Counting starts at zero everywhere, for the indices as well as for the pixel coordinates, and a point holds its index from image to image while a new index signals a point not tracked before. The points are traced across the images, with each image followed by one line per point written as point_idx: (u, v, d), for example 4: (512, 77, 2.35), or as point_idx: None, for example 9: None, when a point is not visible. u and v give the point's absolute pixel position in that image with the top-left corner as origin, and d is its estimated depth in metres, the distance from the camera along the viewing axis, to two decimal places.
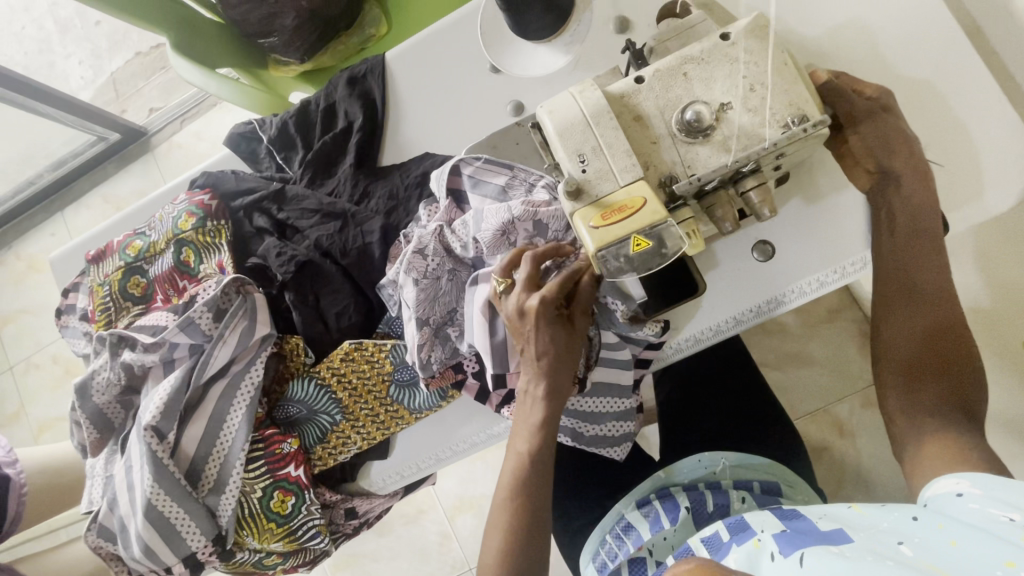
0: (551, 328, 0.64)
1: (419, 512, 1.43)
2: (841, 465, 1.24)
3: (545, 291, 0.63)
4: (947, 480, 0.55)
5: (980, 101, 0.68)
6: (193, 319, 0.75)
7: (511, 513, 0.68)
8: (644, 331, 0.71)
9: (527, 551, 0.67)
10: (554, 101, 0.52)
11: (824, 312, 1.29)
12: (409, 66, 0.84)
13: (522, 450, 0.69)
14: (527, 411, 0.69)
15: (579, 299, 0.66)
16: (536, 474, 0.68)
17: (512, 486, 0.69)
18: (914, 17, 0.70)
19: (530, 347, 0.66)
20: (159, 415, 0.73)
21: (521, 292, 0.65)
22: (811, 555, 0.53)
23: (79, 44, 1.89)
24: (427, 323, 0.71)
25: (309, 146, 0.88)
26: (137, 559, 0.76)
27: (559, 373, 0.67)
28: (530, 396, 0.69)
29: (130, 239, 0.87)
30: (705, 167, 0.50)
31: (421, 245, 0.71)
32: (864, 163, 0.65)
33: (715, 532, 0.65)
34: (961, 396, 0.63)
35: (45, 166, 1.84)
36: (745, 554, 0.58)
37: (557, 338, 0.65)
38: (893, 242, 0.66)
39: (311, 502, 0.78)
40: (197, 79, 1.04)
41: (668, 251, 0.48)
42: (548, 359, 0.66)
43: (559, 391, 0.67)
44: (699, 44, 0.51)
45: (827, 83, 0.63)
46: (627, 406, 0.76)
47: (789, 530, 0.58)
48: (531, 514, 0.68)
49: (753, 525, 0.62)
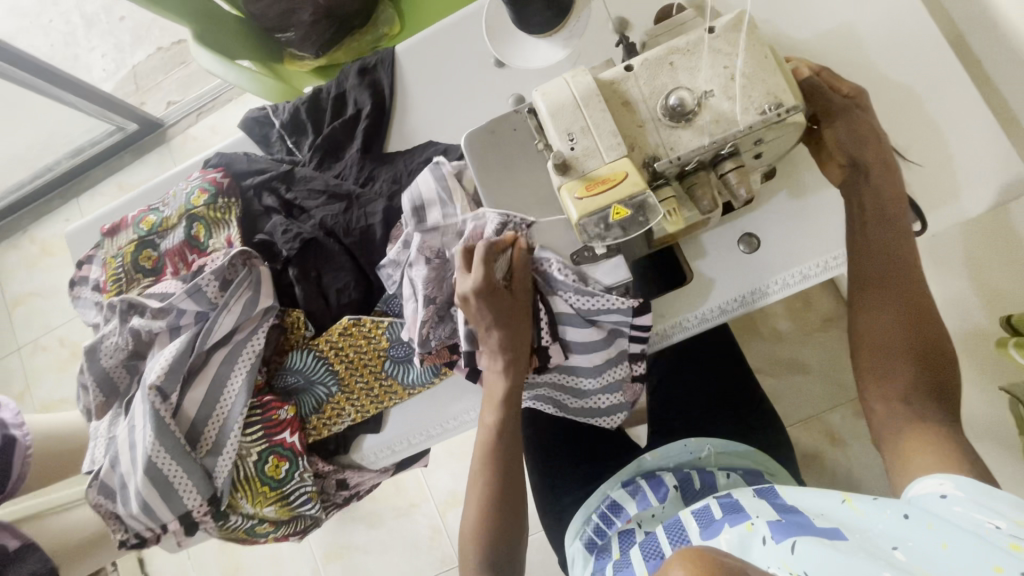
0: (491, 303, 0.69)
1: (412, 506, 1.45)
2: (831, 473, 1.25)
3: (473, 279, 0.67)
4: (929, 482, 0.56)
5: (958, 107, 0.71)
6: (200, 286, 0.78)
7: (487, 483, 0.72)
8: (614, 299, 0.69)
9: (503, 518, 0.70)
10: (547, 85, 0.55)
11: (818, 320, 1.31)
12: (417, 60, 0.88)
13: (489, 424, 0.73)
14: (491, 388, 0.74)
15: (514, 274, 0.70)
16: (504, 445, 0.72)
17: (483, 461, 0.73)
18: (897, 27, 0.73)
19: (478, 325, 0.70)
20: (163, 374, 0.77)
21: (462, 276, 0.70)
22: (803, 544, 0.53)
23: (104, 38, 1.95)
24: (433, 302, 0.75)
25: (318, 131, 0.92)
26: (135, 516, 0.79)
27: (511, 345, 0.71)
28: (492, 374, 0.73)
29: (144, 214, 0.91)
30: (686, 148, 0.53)
31: (435, 225, 0.74)
32: (836, 157, 0.69)
33: (708, 508, 0.67)
34: (936, 383, 0.65)
35: (64, 153, 1.89)
36: (738, 536, 0.60)
37: (498, 313, 0.69)
38: (865, 233, 0.69)
39: (304, 469, 0.81)
40: (217, 70, 1.09)
41: (646, 217, 0.52)
42: (496, 333, 0.70)
43: (515, 364, 0.72)
44: (685, 37, 0.55)
45: (808, 80, 0.67)
46: (591, 385, 0.78)
47: (783, 520, 0.59)
48: (505, 482, 0.72)
49: (748, 509, 0.63)
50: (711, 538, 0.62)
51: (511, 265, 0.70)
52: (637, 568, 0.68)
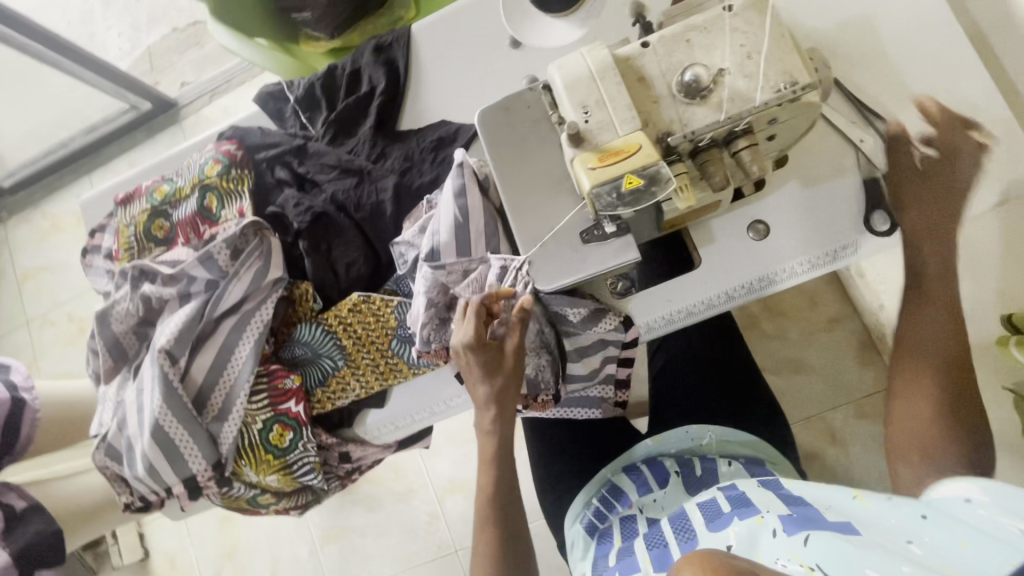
0: (484, 360, 0.73)
1: (411, 491, 1.46)
2: (832, 473, 1.22)
3: (466, 339, 0.71)
4: (954, 486, 0.54)
5: (974, 100, 0.71)
6: (211, 254, 0.79)
7: (489, 537, 0.74)
8: (605, 324, 0.76)
9: (511, 558, 0.73)
10: (564, 59, 0.56)
11: (823, 320, 1.29)
12: (433, 38, 0.88)
13: (484, 488, 0.78)
14: (483, 446, 0.78)
15: (507, 334, 0.75)
16: (501, 505, 0.76)
17: (480, 520, 0.76)
18: (916, 17, 0.73)
19: (472, 380, 0.75)
20: (173, 339, 0.78)
21: (461, 326, 0.74)
22: (816, 537, 0.53)
23: (120, 17, 1.96)
24: (433, 305, 0.76)
25: (332, 108, 0.93)
26: (140, 479, 0.81)
27: (502, 405, 0.75)
28: (483, 432, 0.78)
29: (157, 184, 0.91)
30: (701, 123, 0.54)
31: (436, 233, 0.74)
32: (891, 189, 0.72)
33: (717, 506, 0.66)
34: (960, 386, 0.69)
35: (77, 130, 1.90)
36: (747, 528, 0.59)
37: (491, 370, 0.74)
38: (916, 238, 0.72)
39: (307, 439, 0.82)
40: (230, 45, 1.09)
41: (657, 189, 0.51)
42: (488, 391, 0.75)
43: (505, 425, 0.77)
44: (703, 15, 0.55)
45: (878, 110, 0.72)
46: (586, 395, 0.87)
47: (794, 514, 0.58)
48: (505, 524, 0.75)
49: (758, 504, 0.63)
50: (721, 530, 0.62)
51: (506, 326, 0.75)
52: (639, 557, 0.68)
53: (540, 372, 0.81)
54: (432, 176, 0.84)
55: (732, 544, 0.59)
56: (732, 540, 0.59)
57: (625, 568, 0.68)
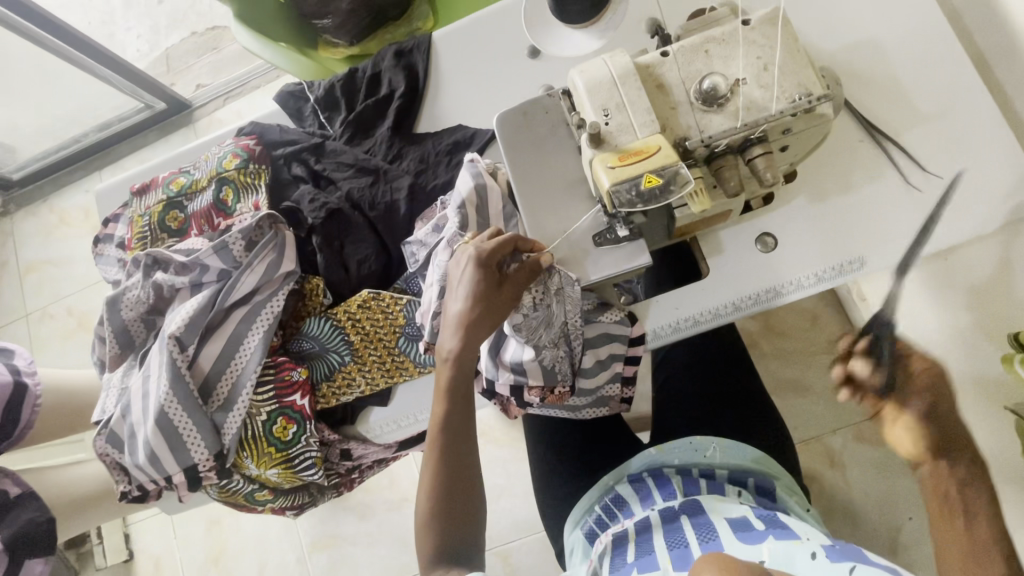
0: (475, 279, 0.66)
1: (404, 500, 1.44)
2: (832, 497, 1.21)
3: (480, 245, 0.66)
4: None
5: (981, 124, 0.72)
6: (227, 244, 0.80)
7: (434, 468, 0.67)
8: (610, 316, 0.78)
9: (455, 511, 0.66)
10: (587, 64, 0.58)
11: (824, 341, 1.27)
12: (453, 45, 0.90)
13: (437, 417, 0.69)
14: (440, 373, 0.70)
15: (515, 269, 0.68)
16: (449, 442, 0.68)
17: (430, 448, 0.69)
18: (924, 42, 0.75)
19: (453, 295, 0.68)
20: (183, 326, 0.79)
21: (470, 243, 0.69)
22: (864, 568, 0.57)
23: (141, 20, 2.01)
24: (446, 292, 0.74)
25: (350, 109, 0.94)
26: (141, 466, 0.81)
27: (470, 334, 0.67)
28: (443, 357, 0.70)
29: (174, 175, 0.92)
30: (718, 130, 0.55)
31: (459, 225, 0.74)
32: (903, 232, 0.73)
33: (748, 522, 0.69)
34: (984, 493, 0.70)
35: (92, 126, 1.91)
36: (785, 546, 0.63)
37: (479, 295, 0.66)
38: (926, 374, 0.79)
39: (311, 434, 0.82)
40: (254, 48, 1.13)
41: (675, 189, 0.53)
42: (461, 311, 0.67)
43: (466, 356, 0.68)
44: (721, 28, 0.57)
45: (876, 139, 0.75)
46: (593, 397, 0.86)
47: (837, 546, 0.62)
48: (456, 472, 0.67)
49: (795, 529, 0.66)
50: (754, 543, 0.64)
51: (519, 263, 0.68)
52: (659, 555, 0.68)
53: (557, 364, 0.78)
54: (447, 178, 0.86)
55: (766, 558, 0.62)
56: (767, 555, 0.62)
57: (644, 565, 0.67)
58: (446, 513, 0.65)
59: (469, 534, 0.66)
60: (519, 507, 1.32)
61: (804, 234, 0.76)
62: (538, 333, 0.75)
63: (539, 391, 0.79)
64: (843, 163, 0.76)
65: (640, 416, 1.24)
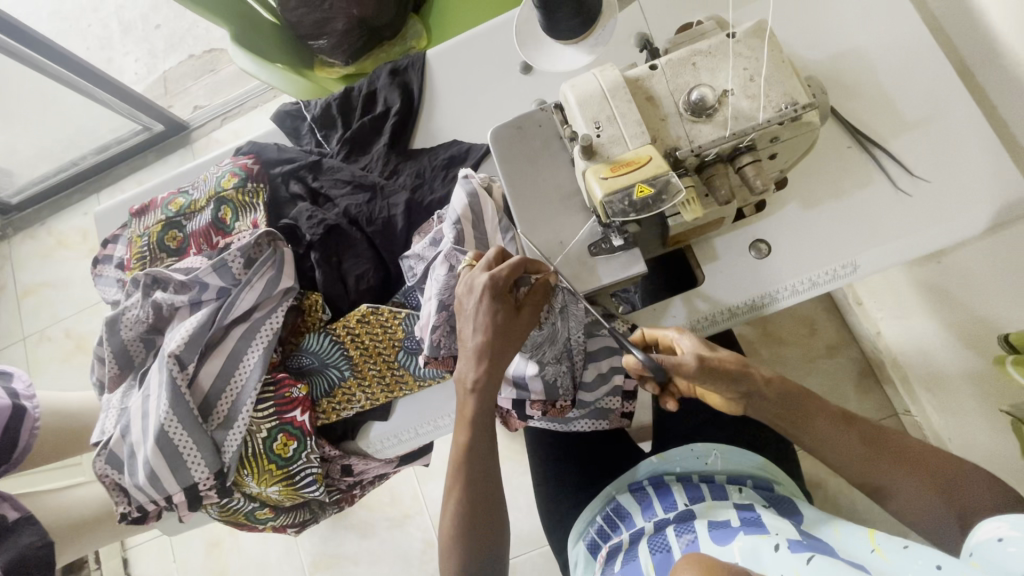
0: (493, 310, 0.64)
1: (405, 516, 1.42)
2: (835, 503, 1.20)
3: (494, 270, 0.64)
4: (987, 524, 0.51)
5: (964, 128, 0.74)
6: (226, 262, 0.81)
7: (458, 497, 0.67)
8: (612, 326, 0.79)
9: (475, 534, 0.66)
10: (578, 79, 0.59)
11: (823, 345, 1.26)
12: (447, 62, 0.92)
13: (459, 446, 0.68)
14: (462, 403, 0.69)
15: (527, 291, 0.68)
16: (475, 471, 0.68)
17: (452, 476, 0.69)
18: (906, 51, 0.77)
19: (469, 326, 0.66)
20: (183, 345, 0.80)
21: (479, 269, 0.67)
22: (820, 560, 0.58)
23: (138, 45, 2.04)
24: (446, 307, 0.75)
25: (347, 126, 0.96)
26: (141, 487, 0.81)
27: (492, 363, 0.66)
28: (465, 388, 0.68)
29: (173, 196, 0.93)
30: (706, 139, 0.57)
31: (459, 239, 0.75)
32: (892, 231, 0.74)
33: (724, 517, 0.70)
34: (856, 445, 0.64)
35: (89, 149, 1.93)
36: (753, 541, 0.64)
37: (498, 323, 0.65)
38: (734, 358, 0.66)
39: (312, 450, 0.82)
40: (251, 69, 1.13)
41: (667, 199, 0.54)
42: (481, 343, 0.65)
43: (489, 385, 0.67)
44: (708, 41, 0.59)
45: (862, 144, 0.76)
46: (592, 408, 0.85)
47: (804, 540, 0.63)
48: (479, 497, 0.67)
49: (768, 524, 0.67)
50: (726, 543, 0.66)
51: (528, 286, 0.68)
52: (642, 561, 0.69)
53: (560, 379, 0.78)
54: (443, 193, 0.87)
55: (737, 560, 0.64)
56: (737, 556, 0.64)
57: (627, 571, 0.69)
58: (468, 537, 0.66)
59: (491, 555, 0.66)
60: (522, 521, 1.31)
61: (799, 240, 0.77)
62: (542, 349, 0.76)
63: (540, 405, 0.80)
64: (833, 169, 0.77)
65: (642, 425, 1.23)
